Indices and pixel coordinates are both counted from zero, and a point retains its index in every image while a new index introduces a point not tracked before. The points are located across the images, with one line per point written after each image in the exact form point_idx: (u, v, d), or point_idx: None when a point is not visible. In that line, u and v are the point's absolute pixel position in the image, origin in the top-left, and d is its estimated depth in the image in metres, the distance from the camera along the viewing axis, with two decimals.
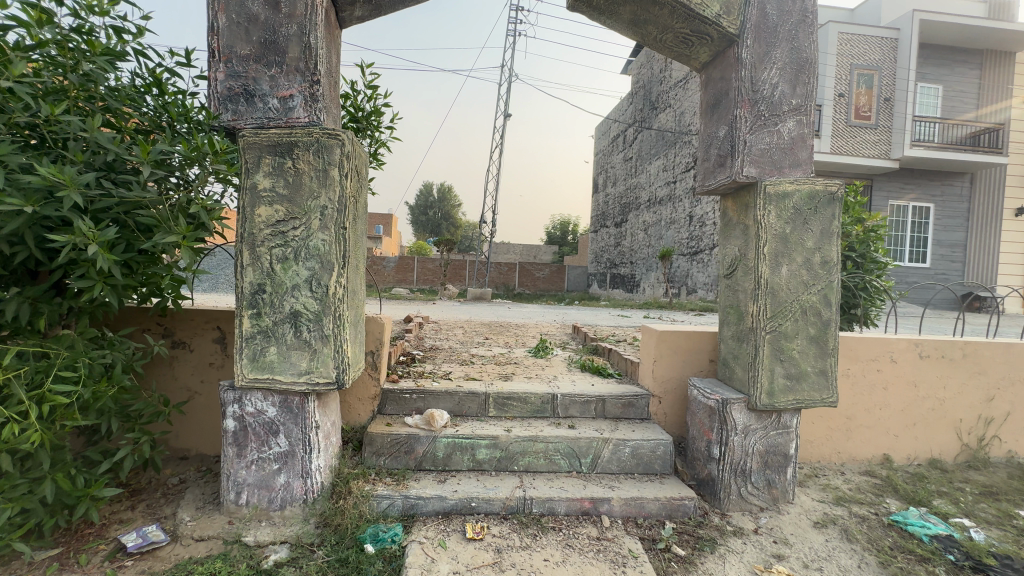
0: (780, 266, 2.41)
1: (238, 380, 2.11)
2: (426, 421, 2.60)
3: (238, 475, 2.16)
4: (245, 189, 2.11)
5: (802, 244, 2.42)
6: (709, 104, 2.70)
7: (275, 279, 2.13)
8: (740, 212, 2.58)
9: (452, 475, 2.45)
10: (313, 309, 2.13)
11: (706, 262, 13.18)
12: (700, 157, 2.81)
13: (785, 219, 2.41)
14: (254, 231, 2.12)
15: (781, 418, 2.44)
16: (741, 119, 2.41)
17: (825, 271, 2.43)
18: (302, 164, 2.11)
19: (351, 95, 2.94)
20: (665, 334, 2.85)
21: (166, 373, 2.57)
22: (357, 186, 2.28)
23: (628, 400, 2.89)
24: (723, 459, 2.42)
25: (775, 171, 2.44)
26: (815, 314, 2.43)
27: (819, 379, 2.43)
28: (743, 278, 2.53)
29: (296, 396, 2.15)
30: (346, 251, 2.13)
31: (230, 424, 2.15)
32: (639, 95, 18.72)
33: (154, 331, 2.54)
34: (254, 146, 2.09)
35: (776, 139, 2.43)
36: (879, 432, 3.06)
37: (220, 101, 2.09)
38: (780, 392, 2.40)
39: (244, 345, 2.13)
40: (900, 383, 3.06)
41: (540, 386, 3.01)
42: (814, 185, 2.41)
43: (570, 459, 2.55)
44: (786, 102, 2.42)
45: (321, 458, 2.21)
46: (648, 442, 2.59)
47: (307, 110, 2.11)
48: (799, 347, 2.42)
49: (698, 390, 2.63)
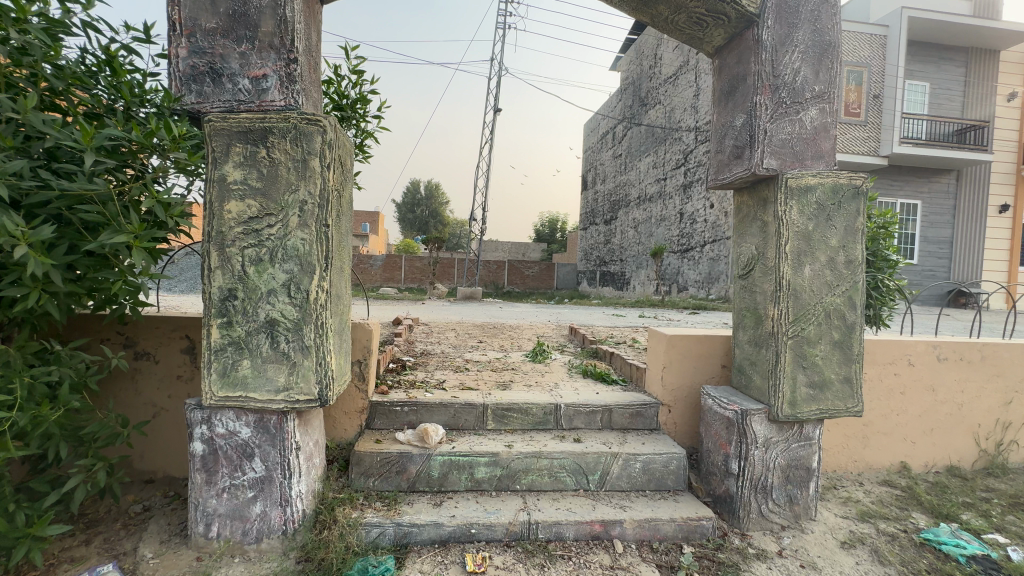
0: (802, 265, 2.23)
1: (206, 399, 1.87)
2: (420, 437, 2.36)
3: (208, 505, 1.92)
4: (211, 182, 1.85)
5: (826, 242, 2.24)
6: (723, 92, 2.51)
7: (248, 284, 1.88)
8: (758, 208, 2.40)
9: (448, 497, 2.23)
10: (292, 317, 1.89)
11: (698, 259, 13.07)
12: (713, 149, 2.62)
13: (808, 215, 2.23)
14: (222, 229, 1.87)
15: (804, 430, 2.27)
16: (762, 107, 2.23)
17: (850, 271, 2.25)
18: (278, 153, 1.86)
19: (335, 80, 2.70)
20: (675, 338, 2.67)
21: (128, 388, 2.31)
22: (341, 179, 2.04)
23: (636, 410, 2.69)
24: (743, 475, 2.24)
25: (797, 163, 2.25)
26: (839, 317, 2.25)
27: (844, 387, 2.26)
28: (761, 279, 2.35)
29: (272, 415, 1.91)
30: (329, 251, 1.89)
31: (198, 448, 1.91)
32: (628, 91, 18.59)
33: (114, 342, 2.28)
34: (223, 133, 1.84)
35: (798, 129, 2.25)
36: (896, 439, 2.91)
37: (182, 82, 1.84)
38: (803, 402, 2.23)
39: (213, 359, 1.88)
40: (917, 388, 2.91)
41: (542, 395, 2.80)
42: (838, 178, 2.23)
43: (577, 477, 2.35)
44: (809, 89, 2.24)
45: (302, 483, 1.97)
46: (661, 457, 2.40)
47: (283, 92, 1.86)
48: (822, 352, 2.24)
49: (713, 400, 2.45)
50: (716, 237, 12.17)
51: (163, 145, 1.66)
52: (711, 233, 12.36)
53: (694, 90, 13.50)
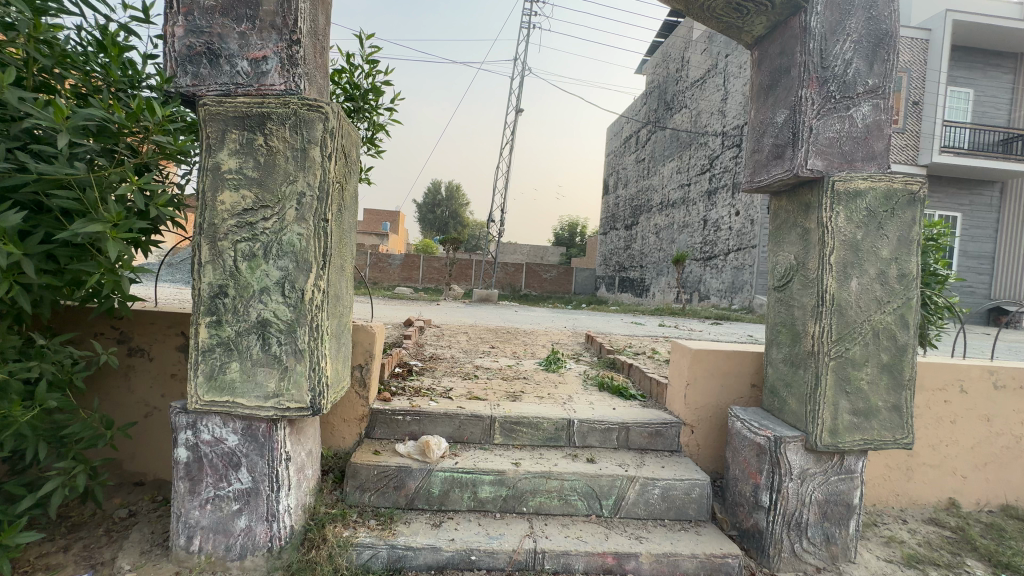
0: (848, 278, 2.00)
1: (192, 403, 1.74)
2: (421, 450, 2.20)
3: (190, 516, 1.79)
4: (204, 170, 1.73)
5: (876, 253, 2.01)
6: (763, 87, 2.30)
7: (239, 280, 1.75)
8: (799, 213, 2.17)
9: (449, 517, 2.07)
10: (285, 318, 1.75)
11: (722, 268, 12.69)
12: (749, 148, 2.41)
13: (856, 223, 2.01)
14: (215, 221, 1.74)
15: (845, 461, 2.04)
16: (808, 101, 2.01)
17: (903, 286, 2.01)
18: (276, 141, 1.73)
19: (347, 70, 2.58)
20: (700, 353, 2.46)
21: (120, 385, 2.21)
22: (344, 171, 1.90)
23: (655, 429, 2.48)
24: (775, 509, 2.02)
25: (845, 164, 2.03)
26: (889, 337, 2.02)
27: (892, 416, 2.02)
28: (801, 292, 2.13)
29: (261, 423, 1.77)
30: (327, 248, 1.75)
31: (182, 454, 1.78)
32: (653, 95, 18.29)
33: (108, 336, 2.18)
34: (218, 118, 1.72)
35: (847, 127, 2.03)
36: (944, 472, 2.64)
37: (178, 62, 1.72)
38: (844, 431, 1.99)
39: (201, 359, 1.75)
40: (970, 418, 2.63)
41: (554, 408, 2.61)
42: (892, 183, 2.00)
43: (590, 501, 2.16)
44: (862, 82, 2.02)
45: (291, 496, 1.83)
46: (682, 483, 2.19)
47: (283, 76, 1.73)
48: (868, 377, 2.01)
49: (743, 423, 2.23)
50: (741, 246, 11.84)
51: (148, 127, 1.52)
52: (738, 242, 11.97)
53: (722, 94, 13.16)
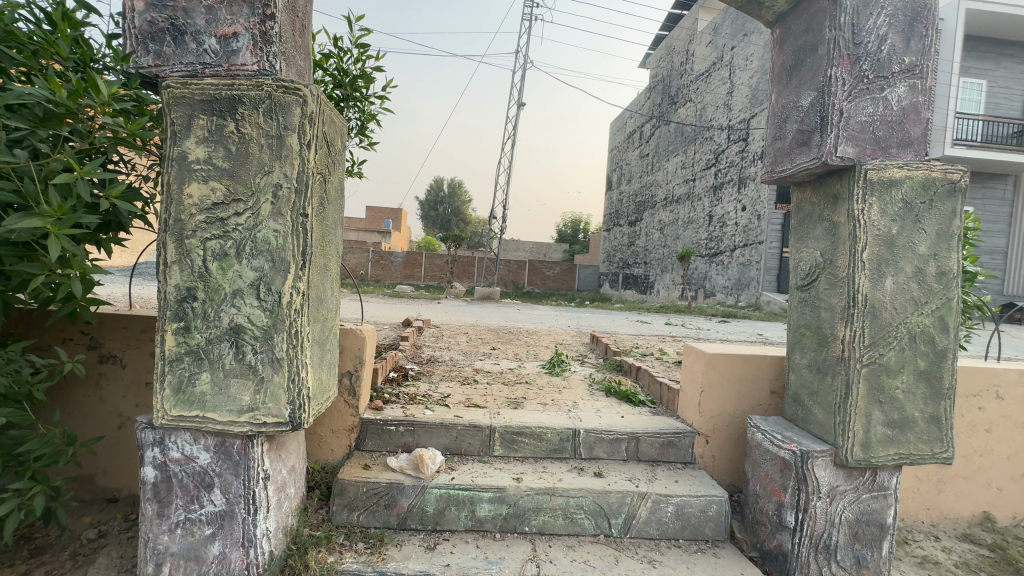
0: (882, 277, 1.81)
1: (159, 418, 1.58)
2: (414, 465, 2.04)
3: (159, 542, 1.63)
4: (170, 160, 1.56)
5: (912, 249, 1.82)
6: (785, 68, 2.12)
7: (209, 283, 1.58)
8: (826, 205, 1.99)
9: (444, 538, 1.90)
10: (260, 323, 1.58)
11: (728, 265, 12.47)
12: (770, 136, 2.22)
13: (891, 216, 1.82)
14: (182, 217, 1.57)
15: (878, 478, 1.86)
16: (838, 81, 1.82)
17: (942, 285, 1.83)
18: (248, 127, 1.56)
19: (335, 54, 2.41)
20: (716, 357, 2.28)
21: (91, 396, 2.06)
22: (327, 161, 1.73)
23: (667, 440, 2.31)
24: (801, 530, 1.84)
25: (878, 152, 1.84)
26: (926, 341, 1.83)
27: (929, 429, 1.83)
28: (828, 292, 1.95)
29: (236, 439, 1.61)
30: (306, 247, 1.58)
31: (149, 474, 1.62)
32: (657, 89, 18.05)
33: (77, 342, 2.03)
34: (184, 101, 1.55)
35: (881, 110, 1.83)
36: (978, 484, 2.45)
37: (139, 40, 1.55)
38: (877, 445, 1.81)
39: (167, 370, 1.59)
40: (1006, 426, 2.44)
41: (558, 417, 2.44)
42: (930, 171, 1.81)
43: (598, 519, 1.99)
44: (897, 60, 1.82)
45: (270, 519, 1.66)
46: (698, 500, 2.02)
47: (255, 54, 1.55)
48: (904, 385, 1.82)
49: (764, 434, 2.05)
50: (748, 241, 11.64)
51: (92, 106, 1.36)
52: (744, 238, 11.79)
53: (728, 87, 12.92)
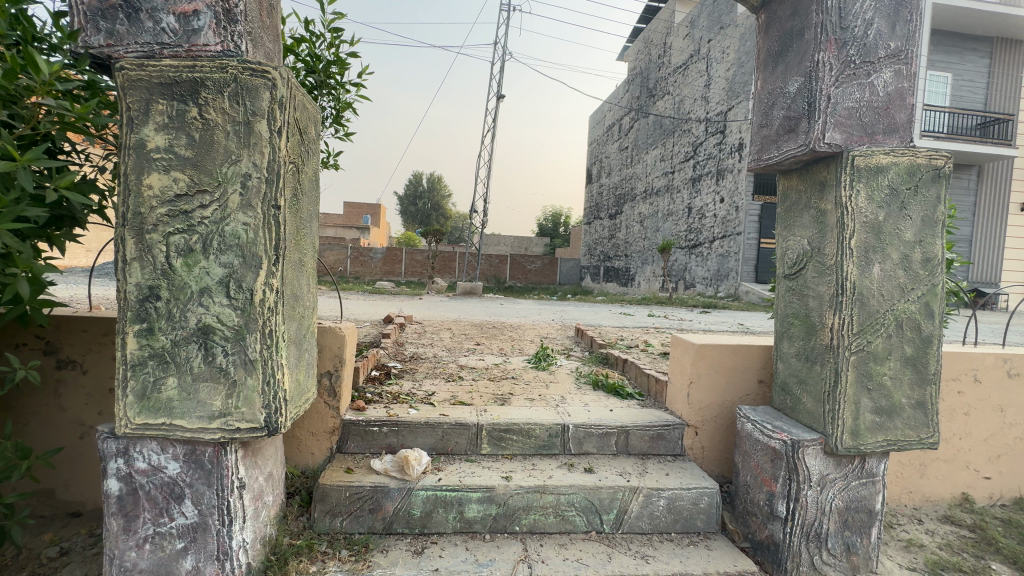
0: (870, 263, 1.81)
1: (121, 427, 1.47)
2: (399, 467, 1.96)
3: (125, 559, 1.52)
4: (126, 149, 1.44)
5: (898, 235, 1.82)
6: (771, 54, 2.09)
7: (174, 281, 1.47)
8: (813, 193, 1.97)
9: (432, 542, 1.84)
10: (231, 323, 1.48)
11: (708, 256, 12.63)
12: (757, 123, 2.19)
13: (878, 202, 1.81)
14: (141, 210, 1.45)
15: (866, 465, 1.86)
16: (825, 66, 1.79)
17: (927, 271, 1.83)
18: (213, 113, 1.45)
19: (307, 39, 2.29)
20: (704, 348, 2.26)
21: (49, 404, 1.93)
22: (300, 150, 1.63)
23: (657, 432, 2.28)
24: (792, 520, 1.84)
25: (865, 138, 1.83)
26: (912, 327, 1.84)
27: (915, 414, 1.84)
28: (816, 280, 1.94)
29: (207, 447, 1.51)
30: (279, 240, 1.49)
31: (113, 487, 1.51)
32: (636, 82, 18.10)
33: (32, 347, 1.89)
34: (140, 85, 1.43)
35: (868, 96, 1.82)
36: (958, 467, 2.50)
37: (88, 17, 1.42)
38: (866, 432, 1.81)
39: (130, 376, 1.47)
40: (984, 409, 2.49)
41: (546, 412, 2.39)
42: (915, 157, 1.81)
43: (589, 516, 1.95)
44: (883, 45, 1.81)
45: (247, 529, 1.57)
46: (689, 493, 2.00)
47: (219, 34, 1.44)
48: (891, 371, 1.83)
49: (754, 424, 2.04)
50: (727, 233, 11.79)
51: (31, 87, 1.23)
52: (723, 229, 11.94)
53: (705, 80, 13.02)
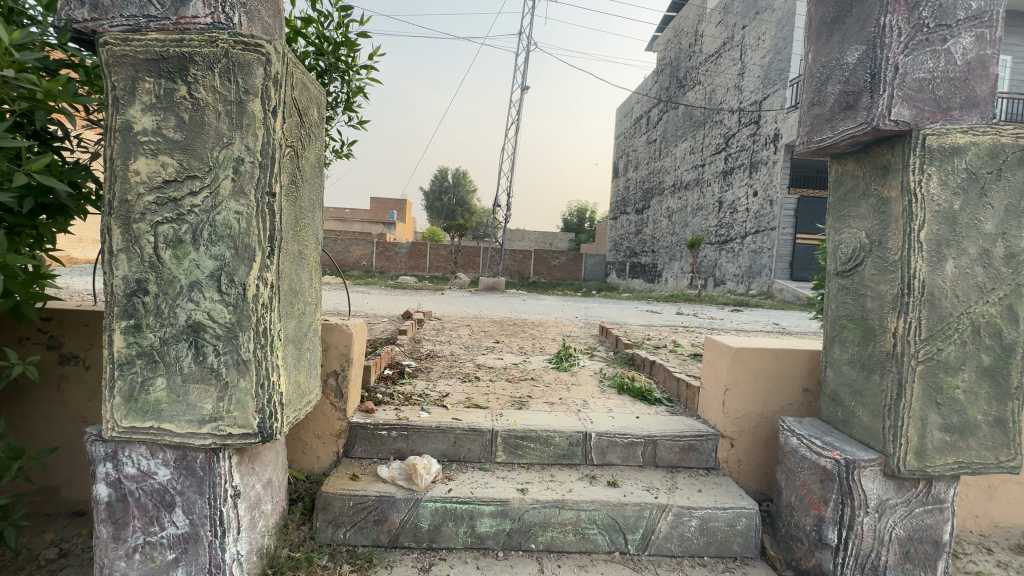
0: (942, 259, 1.56)
1: (109, 430, 1.38)
2: (407, 475, 1.82)
3: (115, 568, 1.43)
4: (112, 132, 1.34)
5: (977, 227, 1.57)
6: (826, 22, 1.85)
7: (162, 274, 1.36)
8: (873, 178, 1.73)
9: (440, 558, 1.71)
10: (222, 320, 1.37)
11: (740, 252, 12.14)
12: (808, 100, 1.95)
13: (953, 188, 1.56)
14: (128, 198, 1.35)
15: (933, 490, 1.62)
16: (893, 31, 1.56)
17: (1011, 269, 1.57)
18: (202, 91, 1.33)
19: (315, 19, 2.17)
20: (743, 352, 2.04)
21: (54, 400, 1.87)
22: (298, 133, 1.50)
23: (688, 444, 2.09)
24: (845, 550, 1.62)
25: (938, 114, 1.58)
26: (992, 333, 1.59)
27: (993, 434, 1.59)
28: (876, 278, 1.70)
29: (198, 453, 1.40)
30: (273, 231, 1.36)
31: (102, 492, 1.42)
32: (665, 72, 17.56)
33: (35, 342, 1.83)
34: (126, 61, 1.32)
35: (942, 66, 1.57)
36: None
37: None
38: (934, 454, 1.58)
39: (117, 375, 1.38)
40: None
41: (566, 418, 2.22)
42: (1000, 136, 1.55)
43: (612, 535, 1.78)
44: (963, 5, 1.55)
45: (241, 542, 1.46)
46: (725, 514, 1.80)
47: (208, 4, 1.32)
48: (966, 384, 1.58)
49: (800, 439, 1.82)
50: (761, 228, 11.28)
51: None
52: (756, 224, 11.45)
53: (740, 68, 12.48)
